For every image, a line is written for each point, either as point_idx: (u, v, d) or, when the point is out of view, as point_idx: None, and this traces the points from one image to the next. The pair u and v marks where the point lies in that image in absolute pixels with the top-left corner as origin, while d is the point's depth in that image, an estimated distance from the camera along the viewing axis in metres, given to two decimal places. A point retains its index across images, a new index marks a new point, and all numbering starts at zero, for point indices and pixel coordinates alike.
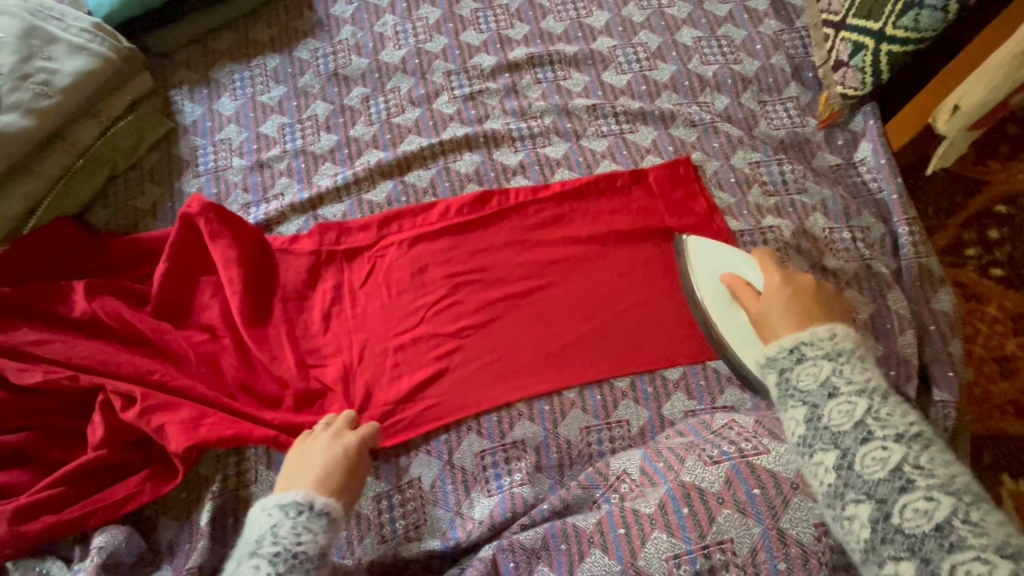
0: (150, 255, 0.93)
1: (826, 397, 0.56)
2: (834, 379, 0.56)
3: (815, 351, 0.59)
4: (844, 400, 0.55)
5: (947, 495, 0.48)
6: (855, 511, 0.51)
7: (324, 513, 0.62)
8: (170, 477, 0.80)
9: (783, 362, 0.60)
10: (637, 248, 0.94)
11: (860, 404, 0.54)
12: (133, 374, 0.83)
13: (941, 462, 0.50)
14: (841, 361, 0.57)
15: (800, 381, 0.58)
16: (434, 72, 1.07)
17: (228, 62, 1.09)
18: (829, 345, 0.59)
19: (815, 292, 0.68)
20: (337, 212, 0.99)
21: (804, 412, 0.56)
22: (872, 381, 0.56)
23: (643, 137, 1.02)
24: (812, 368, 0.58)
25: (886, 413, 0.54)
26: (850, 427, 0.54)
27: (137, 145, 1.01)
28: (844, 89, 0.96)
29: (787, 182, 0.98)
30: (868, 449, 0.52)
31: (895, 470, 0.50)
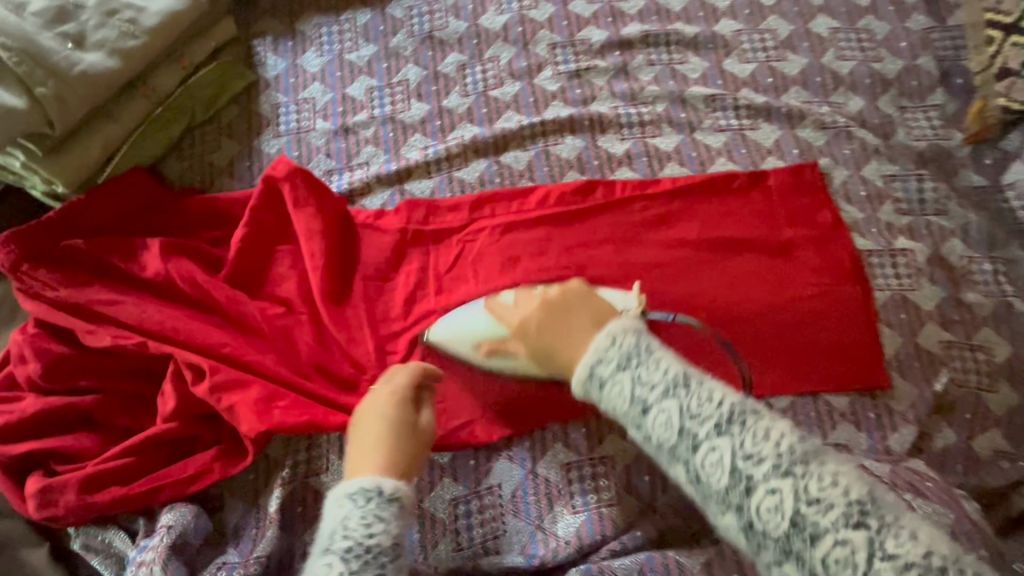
0: (226, 217, 0.87)
1: (640, 414, 0.53)
2: (640, 393, 0.53)
3: (608, 370, 0.56)
4: (659, 411, 0.52)
5: (782, 477, 0.46)
6: (727, 522, 0.48)
7: (394, 500, 0.55)
8: (238, 458, 0.76)
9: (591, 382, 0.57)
10: (755, 258, 0.85)
11: (671, 408, 0.51)
12: (204, 346, 0.77)
13: (763, 435, 0.48)
14: (633, 358, 0.55)
15: (615, 407, 0.55)
16: (538, 43, 0.98)
17: (315, 13, 1.01)
18: (618, 351, 0.56)
19: (562, 294, 0.69)
20: (425, 188, 0.91)
21: (638, 434, 0.54)
22: (667, 375, 0.53)
23: (766, 135, 0.92)
24: (616, 388, 0.55)
25: (697, 407, 0.51)
26: (675, 438, 0.51)
27: (216, 96, 0.94)
28: (1008, 100, 0.87)
29: (925, 201, 0.88)
30: (703, 454, 0.49)
31: (734, 470, 0.48)
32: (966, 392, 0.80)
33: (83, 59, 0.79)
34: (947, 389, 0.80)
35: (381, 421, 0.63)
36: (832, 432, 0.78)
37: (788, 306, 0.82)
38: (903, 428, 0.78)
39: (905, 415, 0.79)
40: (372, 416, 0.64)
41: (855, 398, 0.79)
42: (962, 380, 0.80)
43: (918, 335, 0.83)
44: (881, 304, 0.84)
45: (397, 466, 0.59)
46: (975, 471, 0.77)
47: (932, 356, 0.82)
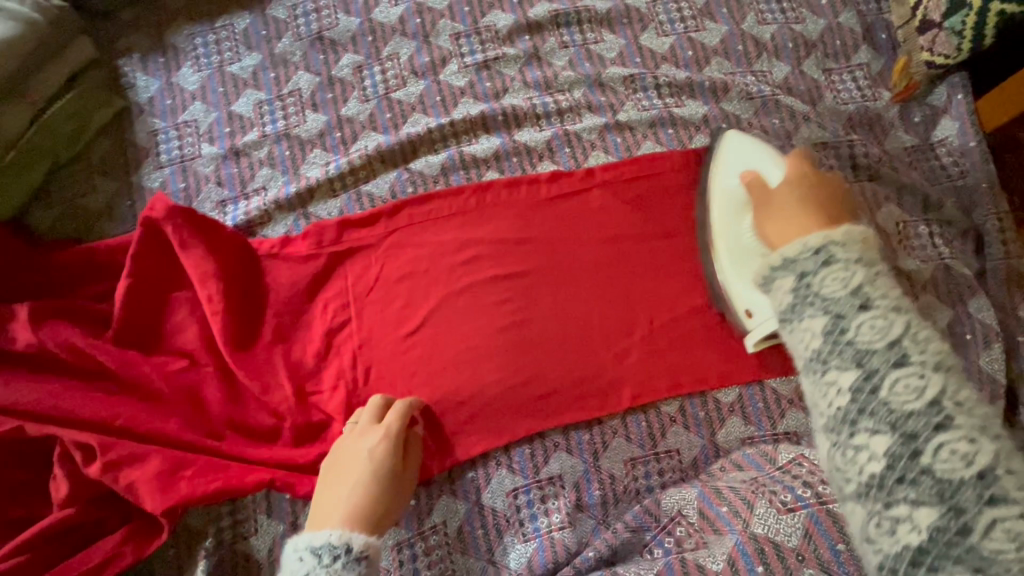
0: (108, 267, 0.77)
1: (857, 310, 0.45)
2: (863, 290, 0.46)
3: (814, 263, 0.48)
4: (870, 317, 0.45)
5: (938, 432, 0.40)
6: (867, 442, 0.42)
7: (362, 558, 0.54)
8: (155, 534, 0.69)
9: (803, 265, 0.49)
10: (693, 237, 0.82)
11: (896, 322, 0.44)
12: (96, 419, 0.68)
13: (975, 395, 0.42)
14: (872, 269, 0.47)
15: (821, 291, 0.47)
16: (440, 34, 0.89)
17: (186, 22, 0.90)
18: (846, 254, 0.48)
19: (836, 196, 0.62)
20: (332, 210, 0.83)
21: (826, 325, 0.46)
22: (851, 292, 0.46)
23: (691, 112, 0.86)
24: (840, 274, 0.47)
25: (923, 333, 0.44)
26: (883, 345, 0.43)
27: (82, 129, 0.83)
28: (931, 56, 0.81)
29: (859, 166, 0.84)
30: (902, 373, 0.42)
31: (932, 402, 0.40)
32: None
33: None
34: None
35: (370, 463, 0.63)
36: (779, 421, 0.77)
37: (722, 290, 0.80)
38: None
39: None
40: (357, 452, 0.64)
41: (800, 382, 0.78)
42: None
43: None
44: None
45: (366, 516, 0.58)
46: None
47: None
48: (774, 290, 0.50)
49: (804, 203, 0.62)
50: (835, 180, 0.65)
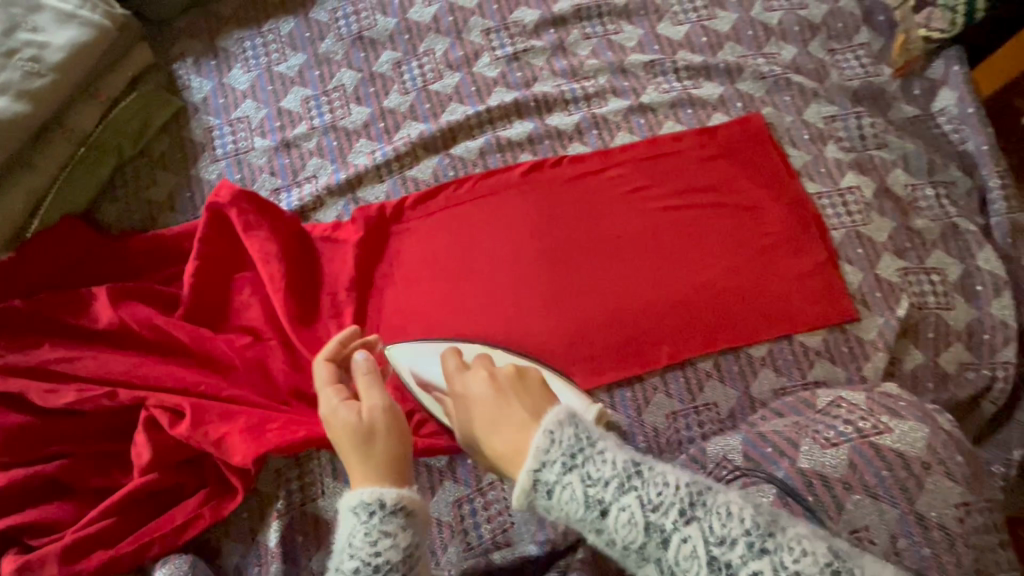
0: (174, 253, 0.83)
1: (603, 513, 0.48)
2: (593, 493, 0.49)
3: (555, 472, 0.50)
4: (619, 511, 0.48)
5: (762, 556, 0.44)
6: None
7: (398, 510, 0.50)
8: (229, 497, 0.73)
9: (537, 498, 0.51)
10: (717, 208, 0.89)
11: (575, 479, 0.50)
12: (180, 387, 0.73)
13: (728, 510, 0.46)
14: (580, 466, 0.50)
15: (569, 513, 0.50)
16: (472, 30, 0.96)
17: (235, 28, 0.96)
18: (560, 449, 0.51)
19: (522, 386, 0.61)
20: (379, 194, 0.89)
21: (597, 539, 0.50)
22: (681, 491, 0.47)
23: (709, 92, 0.93)
24: (565, 492, 0.50)
25: (656, 496, 0.47)
26: (643, 537, 0.47)
27: (144, 128, 0.89)
28: (929, 31, 0.89)
29: (866, 137, 0.91)
30: (709, 573, 0.45)
31: (710, 559, 0.45)
32: (927, 313, 0.84)
33: None
34: (911, 313, 0.83)
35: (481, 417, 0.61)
36: (809, 371, 0.82)
37: (749, 253, 0.87)
38: (875, 355, 0.82)
39: (874, 343, 0.82)
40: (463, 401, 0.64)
41: (826, 335, 0.83)
42: (922, 303, 0.84)
43: (877, 266, 0.86)
44: (839, 243, 0.87)
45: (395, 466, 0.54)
46: (947, 386, 0.81)
47: (892, 284, 0.85)
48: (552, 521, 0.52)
49: (501, 397, 0.61)
50: (510, 368, 0.63)
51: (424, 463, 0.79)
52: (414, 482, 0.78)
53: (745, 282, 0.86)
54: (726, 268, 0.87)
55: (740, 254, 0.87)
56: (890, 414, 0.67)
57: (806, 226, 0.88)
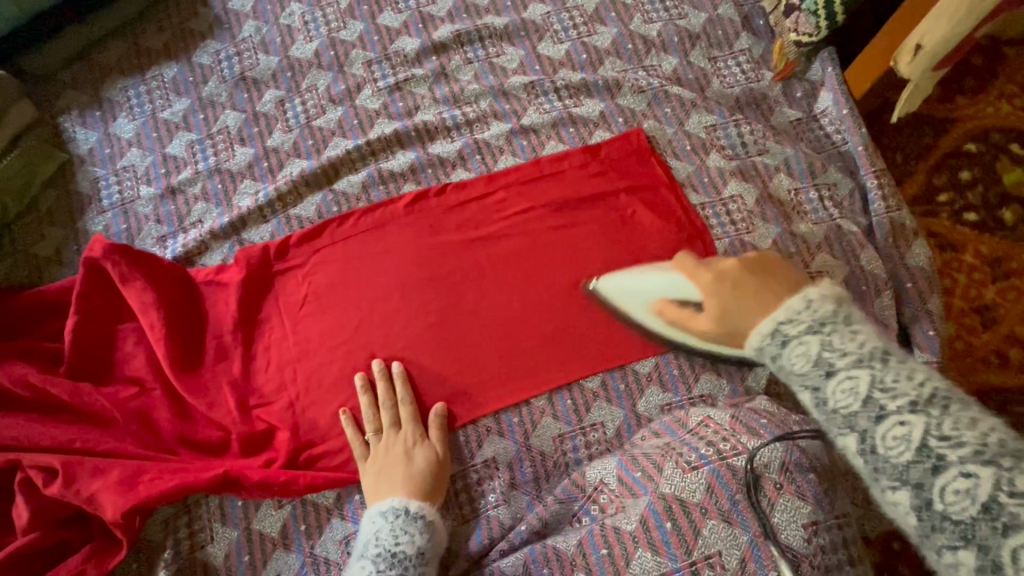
0: (58, 309, 0.83)
1: (824, 377, 0.47)
2: (828, 355, 0.47)
3: (795, 329, 0.50)
4: (847, 376, 0.46)
5: (986, 468, 0.40)
6: (891, 496, 0.43)
7: (419, 517, 0.69)
8: (114, 551, 0.73)
9: (769, 350, 0.51)
10: (604, 221, 0.87)
11: (863, 376, 0.46)
12: (55, 446, 0.74)
13: (970, 425, 0.42)
14: (831, 326, 0.49)
15: (791, 367, 0.49)
16: (354, 63, 0.97)
17: (119, 77, 0.97)
18: (810, 316, 0.50)
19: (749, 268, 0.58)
20: (263, 235, 0.89)
21: (808, 396, 0.48)
22: (922, 388, 0.44)
23: (589, 110, 0.93)
24: (800, 348, 0.49)
25: (893, 380, 0.45)
26: (857, 406, 0.45)
27: (28, 184, 0.90)
28: (798, 35, 0.89)
29: (747, 144, 0.91)
30: (921, 458, 0.42)
31: (920, 448, 0.42)
32: None
33: None
34: None
35: (412, 468, 0.73)
36: (695, 385, 0.81)
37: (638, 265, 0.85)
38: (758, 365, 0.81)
39: None
40: (395, 456, 0.75)
41: None
42: None
43: None
44: (722, 253, 0.86)
45: (423, 489, 0.72)
46: None
47: None
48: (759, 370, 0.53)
49: (732, 298, 0.56)
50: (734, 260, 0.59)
51: (311, 501, 0.79)
52: (302, 521, 0.78)
53: None
54: (607, 282, 0.85)
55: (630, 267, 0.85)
56: (749, 434, 0.68)
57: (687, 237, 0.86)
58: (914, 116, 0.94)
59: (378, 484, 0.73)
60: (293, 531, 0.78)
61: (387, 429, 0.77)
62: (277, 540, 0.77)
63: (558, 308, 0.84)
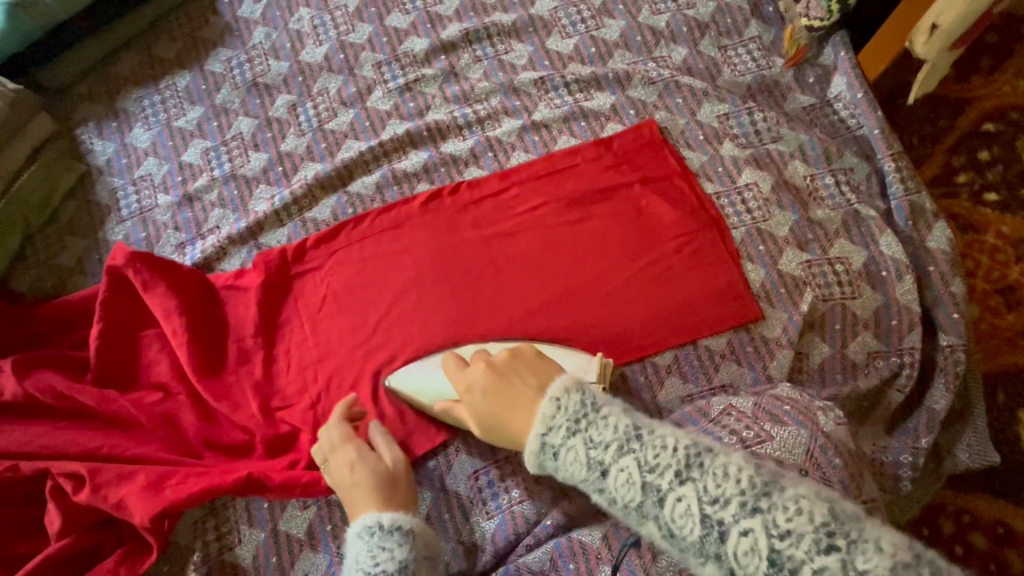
0: (82, 318, 0.85)
1: (601, 486, 0.52)
2: (595, 455, 0.53)
3: (560, 437, 0.55)
4: (618, 470, 0.51)
5: (754, 514, 0.45)
6: (705, 569, 0.47)
7: (395, 528, 0.57)
8: (145, 554, 0.74)
9: (546, 454, 0.56)
10: (620, 214, 0.87)
11: (630, 466, 0.50)
12: (82, 452, 0.75)
13: (723, 476, 0.48)
14: (598, 413, 0.55)
15: (572, 473, 0.54)
16: (364, 66, 0.97)
17: (134, 88, 0.98)
18: (566, 415, 0.56)
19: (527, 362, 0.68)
20: (281, 238, 0.90)
21: (602, 497, 0.53)
22: (677, 454, 0.50)
23: (601, 103, 0.93)
24: (571, 453, 0.55)
25: (653, 458, 0.50)
26: (641, 496, 0.50)
27: (48, 196, 0.91)
28: (809, 20, 0.89)
29: (761, 131, 0.90)
30: (732, 542, 0.46)
31: (771, 556, 0.44)
32: (832, 305, 0.82)
33: None
34: (814, 307, 0.82)
35: (366, 475, 0.64)
36: (716, 374, 0.81)
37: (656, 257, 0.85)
38: (780, 353, 0.81)
39: (779, 341, 0.81)
40: (344, 470, 0.66)
41: (730, 337, 0.82)
42: (827, 295, 0.83)
43: (779, 262, 0.85)
44: (739, 241, 0.86)
45: (387, 498, 0.62)
46: (853, 377, 0.80)
47: (795, 278, 0.84)
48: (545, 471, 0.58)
49: (498, 392, 0.67)
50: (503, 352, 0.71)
51: (337, 501, 0.79)
52: (328, 521, 0.78)
53: (655, 288, 0.84)
54: (625, 273, 0.85)
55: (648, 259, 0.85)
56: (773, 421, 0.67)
57: (705, 224, 0.86)
58: (930, 97, 0.92)
59: (350, 501, 0.63)
60: (319, 531, 0.78)
61: (337, 443, 0.70)
62: (304, 541, 0.78)
63: (578, 301, 0.84)
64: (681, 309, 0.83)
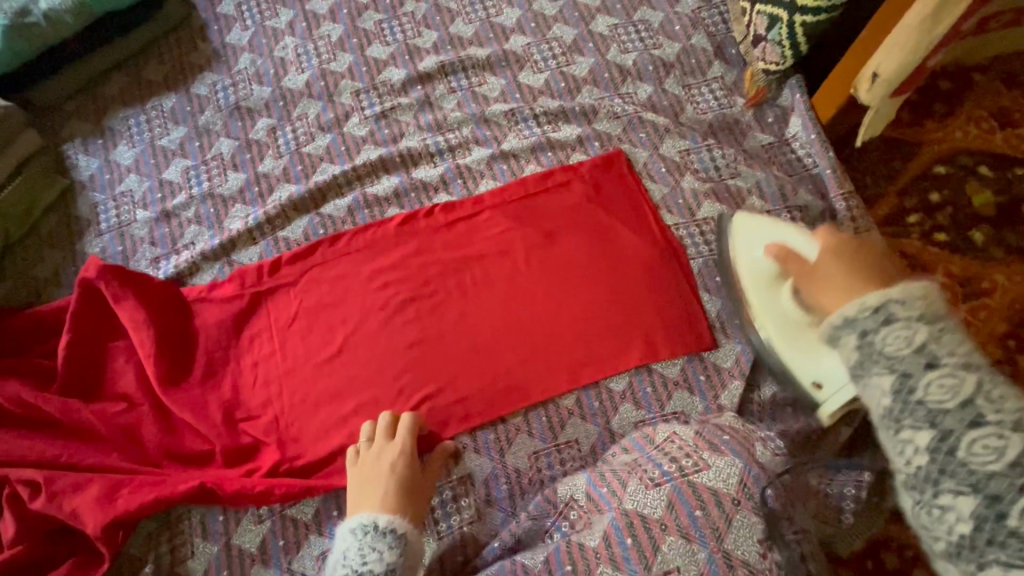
0: (54, 327, 0.87)
1: (924, 367, 0.43)
2: (914, 327, 0.44)
3: (904, 312, 0.45)
4: (901, 330, 0.45)
5: None
6: (912, 436, 0.43)
7: (389, 530, 0.63)
8: (95, 565, 0.75)
9: (863, 323, 0.46)
10: (585, 241, 0.90)
11: (919, 328, 0.44)
12: (41, 460, 0.76)
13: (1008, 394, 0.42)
14: (937, 326, 0.44)
15: (878, 347, 0.45)
16: (342, 93, 1.01)
17: (121, 107, 1.02)
18: (924, 306, 0.45)
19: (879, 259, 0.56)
20: (252, 256, 0.93)
21: (891, 380, 0.44)
22: (959, 355, 0.43)
23: (567, 134, 0.97)
24: (902, 330, 0.44)
25: (927, 339, 0.44)
26: (909, 354, 0.44)
27: (29, 209, 0.94)
28: (765, 64, 0.92)
29: (720, 167, 0.94)
30: (980, 434, 0.40)
31: (1016, 464, 0.39)
32: None
33: None
34: None
35: (391, 477, 0.70)
36: (668, 403, 0.83)
37: (620, 283, 0.88)
38: (731, 384, 0.83)
39: (731, 372, 0.84)
40: (370, 463, 0.72)
41: (685, 364, 0.85)
42: None
43: None
44: (697, 272, 0.90)
45: (400, 503, 0.67)
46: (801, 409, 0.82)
47: None
48: (839, 347, 0.49)
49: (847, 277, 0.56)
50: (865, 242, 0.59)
51: (290, 516, 0.80)
52: (282, 537, 0.79)
53: (617, 312, 0.86)
54: (584, 297, 0.87)
55: (612, 285, 0.87)
56: (713, 451, 0.68)
57: (661, 249, 0.89)
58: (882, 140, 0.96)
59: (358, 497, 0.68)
60: (272, 546, 0.79)
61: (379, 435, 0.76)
62: (256, 555, 0.78)
63: (539, 325, 0.86)
64: (641, 333, 0.86)
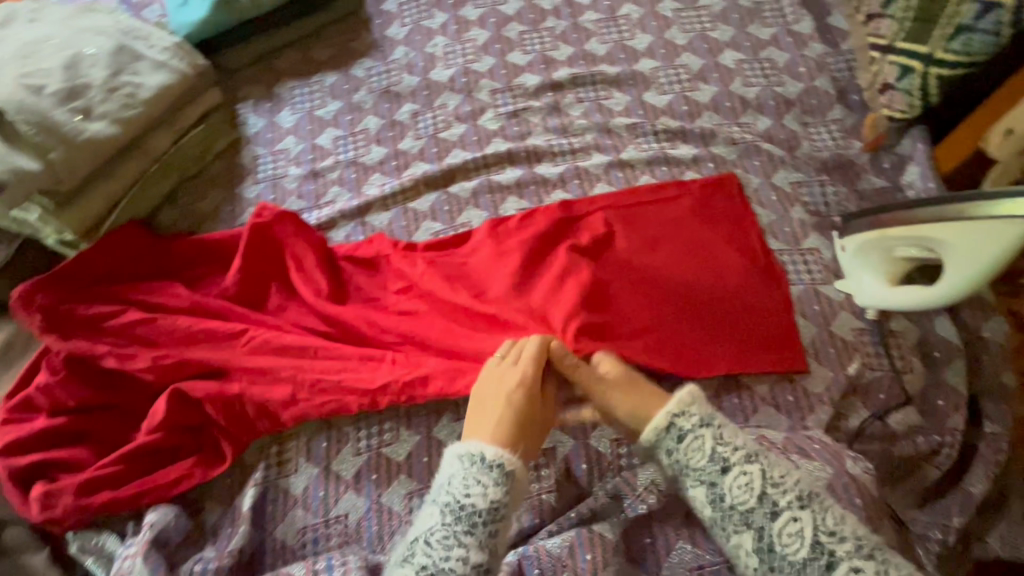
0: (214, 253, 0.99)
1: (721, 473, 0.67)
2: (722, 451, 0.68)
3: (690, 424, 0.70)
4: (739, 472, 0.67)
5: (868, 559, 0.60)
6: (740, 540, 0.65)
7: (495, 466, 0.67)
8: (216, 463, 0.85)
9: (667, 441, 0.71)
10: (697, 250, 0.94)
11: (710, 437, 0.69)
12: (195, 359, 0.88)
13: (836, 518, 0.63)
14: (718, 429, 0.70)
15: (691, 461, 0.69)
16: (481, 90, 1.12)
17: (289, 79, 1.17)
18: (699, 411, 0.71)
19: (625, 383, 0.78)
20: (383, 220, 1.03)
21: (705, 490, 0.68)
22: (746, 447, 0.69)
23: (684, 153, 1.03)
24: (698, 442, 0.69)
25: (726, 442, 0.69)
26: (709, 466, 0.68)
27: (204, 153, 1.09)
28: (890, 111, 0.96)
29: (830, 204, 0.97)
30: (783, 523, 0.63)
31: (814, 544, 0.62)
32: (880, 374, 0.86)
33: (89, 128, 0.92)
34: (861, 372, 0.87)
35: (502, 406, 0.74)
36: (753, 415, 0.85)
37: (726, 294, 0.91)
38: (819, 409, 0.85)
39: (821, 397, 0.86)
40: (497, 388, 0.76)
41: (774, 383, 0.87)
42: (875, 365, 0.87)
43: (832, 323, 0.90)
44: (797, 297, 0.92)
45: (504, 435, 0.71)
46: (889, 442, 0.82)
47: (846, 342, 0.89)
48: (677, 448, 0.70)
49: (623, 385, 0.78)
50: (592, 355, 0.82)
51: (384, 455, 0.88)
52: (375, 471, 0.86)
53: (719, 320, 0.89)
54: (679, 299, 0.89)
55: (719, 293, 0.91)
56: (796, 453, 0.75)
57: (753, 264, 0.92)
58: None
59: (477, 421, 0.73)
60: (365, 478, 0.86)
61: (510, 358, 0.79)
62: (350, 484, 0.86)
63: (643, 317, 0.89)
64: (739, 345, 0.88)
